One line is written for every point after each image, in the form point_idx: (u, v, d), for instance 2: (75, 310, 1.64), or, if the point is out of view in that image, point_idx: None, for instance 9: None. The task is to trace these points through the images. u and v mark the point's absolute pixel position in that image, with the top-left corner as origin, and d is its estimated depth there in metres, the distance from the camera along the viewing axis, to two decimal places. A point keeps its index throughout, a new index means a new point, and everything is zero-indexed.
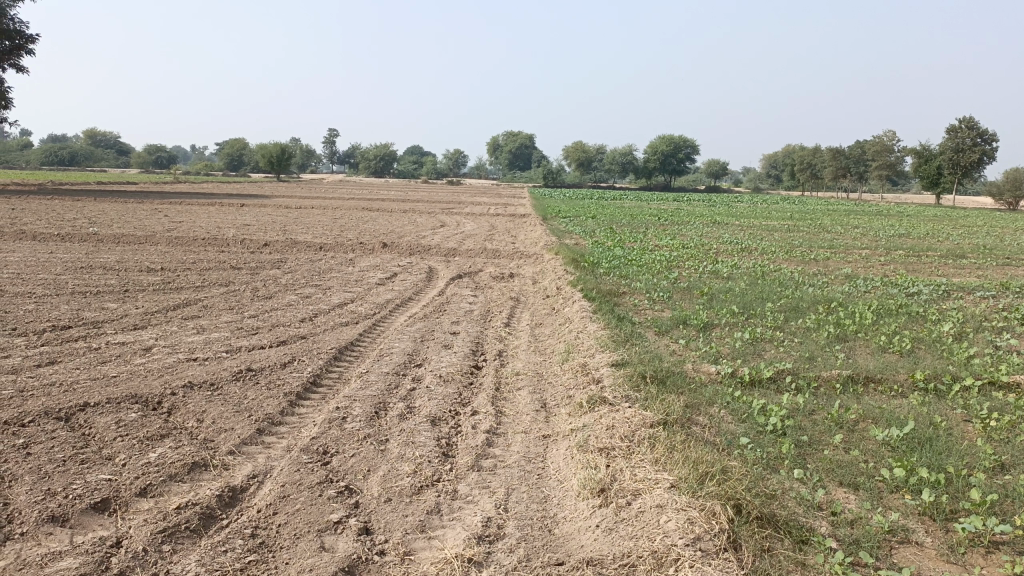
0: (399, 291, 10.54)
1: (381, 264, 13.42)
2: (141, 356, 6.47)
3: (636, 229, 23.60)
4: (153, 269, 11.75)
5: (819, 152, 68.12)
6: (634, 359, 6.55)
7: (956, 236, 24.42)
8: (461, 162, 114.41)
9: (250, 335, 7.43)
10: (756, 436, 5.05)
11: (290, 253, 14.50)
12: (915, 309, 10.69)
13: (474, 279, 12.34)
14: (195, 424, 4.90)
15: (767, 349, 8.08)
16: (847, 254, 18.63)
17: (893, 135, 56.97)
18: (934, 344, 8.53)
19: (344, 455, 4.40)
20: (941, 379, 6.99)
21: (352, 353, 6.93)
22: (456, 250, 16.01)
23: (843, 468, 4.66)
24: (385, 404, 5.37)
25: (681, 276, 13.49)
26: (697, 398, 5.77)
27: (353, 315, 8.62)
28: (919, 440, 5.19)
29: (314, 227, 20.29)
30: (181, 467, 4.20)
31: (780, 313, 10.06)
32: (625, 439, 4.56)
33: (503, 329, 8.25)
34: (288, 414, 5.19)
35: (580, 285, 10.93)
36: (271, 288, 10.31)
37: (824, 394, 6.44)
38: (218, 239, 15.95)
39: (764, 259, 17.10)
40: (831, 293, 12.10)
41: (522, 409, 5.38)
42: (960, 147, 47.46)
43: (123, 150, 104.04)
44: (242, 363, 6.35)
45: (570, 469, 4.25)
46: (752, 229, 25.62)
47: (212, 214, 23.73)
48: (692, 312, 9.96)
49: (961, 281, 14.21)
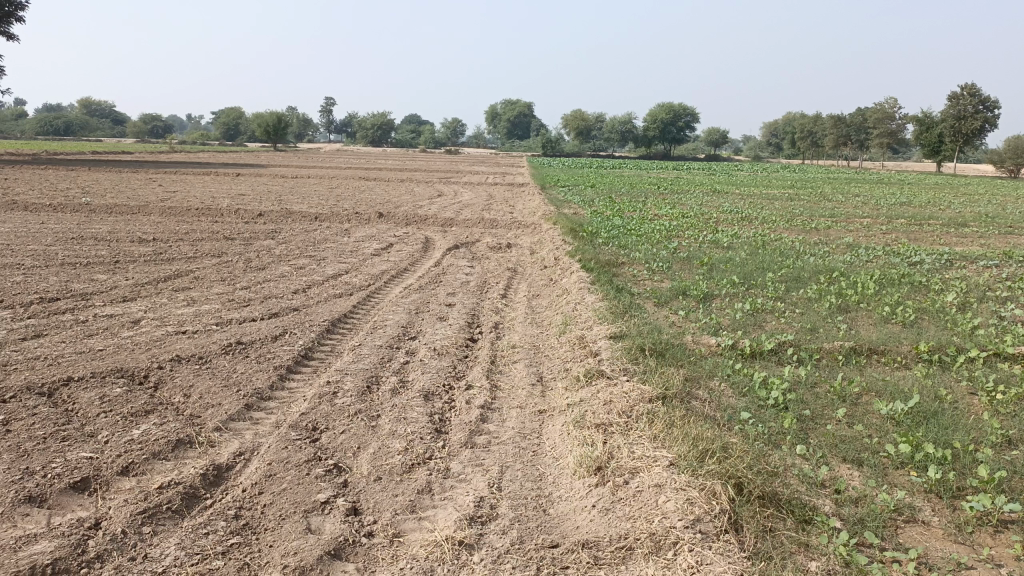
0: (394, 262, 10.38)
1: (376, 234, 13.24)
2: (129, 329, 6.33)
3: (635, 198, 23.34)
4: (145, 239, 11.56)
5: (821, 120, 67.49)
6: (633, 332, 6.40)
7: (958, 204, 24.19)
8: (459, 130, 113.45)
9: (241, 307, 7.28)
10: (758, 411, 4.93)
11: (284, 224, 14.31)
12: (918, 278, 10.55)
13: (471, 249, 12.17)
14: (182, 399, 4.76)
15: (768, 320, 7.95)
16: (849, 223, 18.44)
17: (895, 103, 56.35)
18: (938, 314, 8.40)
19: (334, 431, 4.27)
20: (946, 350, 6.87)
21: (345, 325, 6.79)
22: (453, 219, 15.80)
23: (846, 444, 4.55)
24: (377, 378, 5.23)
25: (681, 245, 13.32)
26: (697, 372, 5.64)
27: (347, 287, 8.46)
28: (925, 414, 5.08)
29: (310, 197, 20.05)
30: (165, 444, 4.08)
31: (781, 284, 9.91)
32: (623, 415, 4.44)
33: (500, 300, 8.10)
34: (278, 388, 5.05)
35: (578, 256, 10.76)
36: (265, 259, 10.14)
37: (827, 366, 6.33)
38: (212, 209, 15.73)
39: (765, 228, 16.91)
40: (832, 263, 11.94)
41: (517, 384, 5.25)
42: (963, 114, 46.95)
43: (118, 118, 103.09)
44: (233, 335, 6.20)
45: (566, 446, 4.13)
46: (753, 198, 25.37)
47: (207, 184, 23.45)
48: (692, 282, 9.81)
49: (965, 250, 14.05)
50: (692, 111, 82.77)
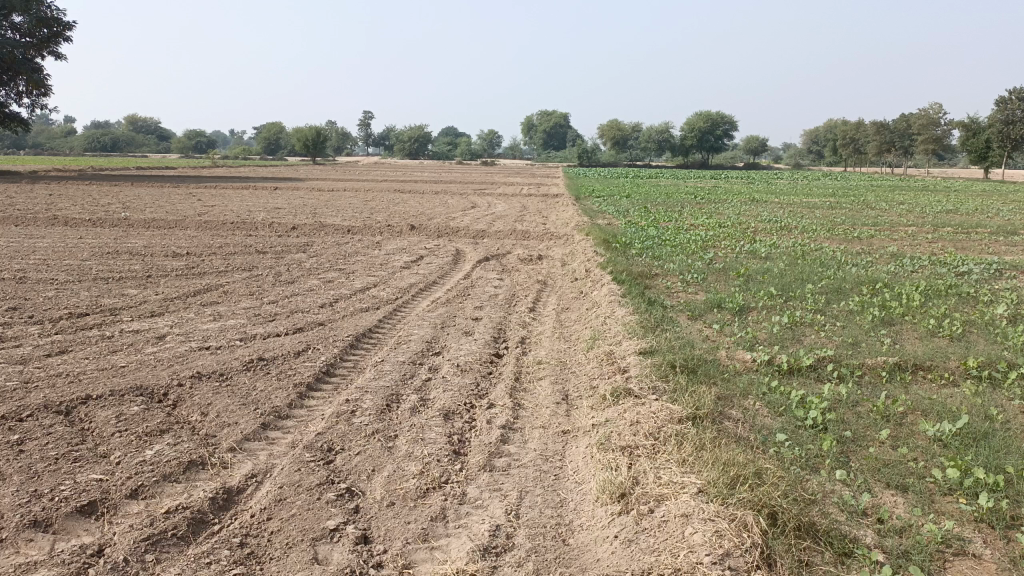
0: (423, 275, 10.27)
1: (407, 247, 13.17)
2: (153, 345, 6.29)
3: (671, 208, 23.01)
4: (178, 253, 11.62)
5: (862, 127, 66.22)
6: (664, 347, 6.18)
7: (1008, 211, 23.43)
8: (495, 142, 113.80)
9: (265, 322, 7.21)
10: (795, 432, 4.68)
11: (317, 237, 14.34)
12: (966, 289, 10.12)
13: (502, 261, 12.03)
14: (200, 418, 4.67)
15: (807, 334, 7.66)
16: (892, 232, 17.90)
17: (940, 108, 55.01)
18: (987, 327, 8.02)
19: (349, 452, 4.13)
20: (996, 366, 6.51)
21: (369, 340, 6.68)
22: (485, 231, 15.70)
23: (889, 468, 4.29)
24: (398, 396, 5.08)
25: (717, 256, 13.01)
26: (730, 390, 5.41)
27: (374, 301, 8.36)
28: (975, 436, 4.77)
29: (343, 209, 20.12)
30: (177, 466, 3.98)
31: (821, 295, 9.58)
32: (650, 437, 4.23)
33: (528, 314, 7.93)
34: (297, 406, 4.93)
35: (610, 267, 10.55)
36: (294, 273, 10.11)
37: (869, 383, 6.05)
38: (246, 223, 15.82)
39: (804, 237, 16.50)
40: (875, 273, 11.54)
41: (542, 402, 5.06)
42: (1011, 119, 45.63)
43: (161, 134, 105.35)
44: (255, 351, 6.12)
45: (589, 470, 3.94)
46: (793, 206, 24.86)
47: (245, 198, 23.74)
48: (727, 294, 9.53)
49: (1015, 259, 13.50)
50: (730, 119, 81.84)
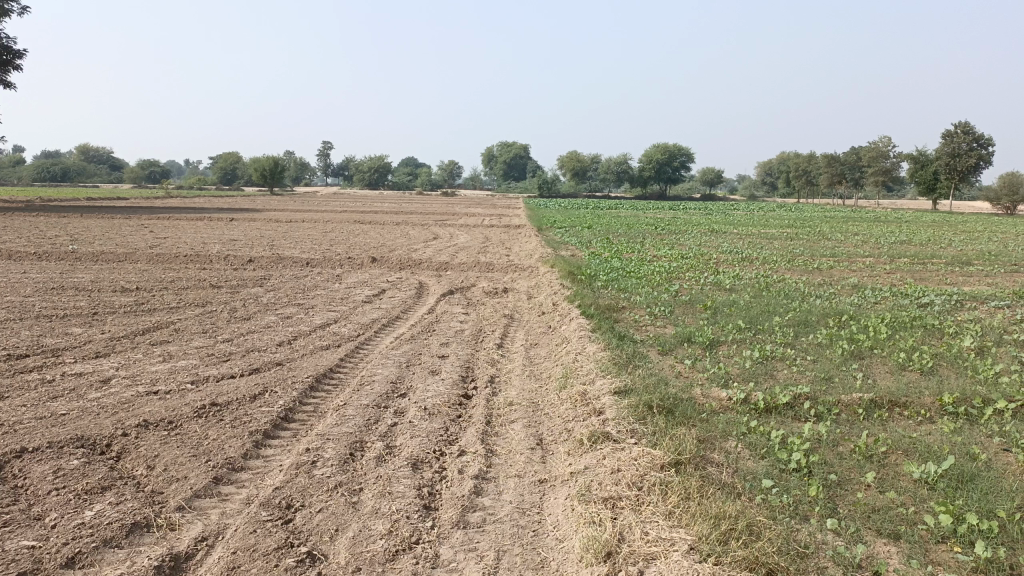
0: (386, 310, 9.97)
1: (368, 280, 12.86)
2: (97, 390, 5.87)
3: (633, 239, 23.05)
4: (128, 289, 11.14)
5: (814, 159, 67.82)
6: (639, 386, 5.97)
7: (959, 242, 24.02)
8: (455, 174, 113.92)
9: (219, 363, 6.82)
10: (780, 477, 4.49)
11: (275, 270, 13.94)
12: (930, 321, 10.16)
13: (466, 294, 11.78)
14: (146, 473, 4.31)
15: (779, 368, 7.54)
16: (851, 263, 18.09)
17: (889, 141, 56.65)
18: (957, 360, 7.99)
19: (310, 509, 3.82)
20: (971, 402, 6.43)
21: (331, 381, 6.36)
22: (448, 263, 15.44)
23: (879, 514, 4.11)
24: (362, 444, 4.77)
25: (682, 288, 12.94)
26: (710, 431, 5.21)
27: (335, 338, 8.03)
28: (961, 478, 4.63)
29: (302, 241, 19.73)
30: (119, 528, 3.62)
31: (789, 328, 9.51)
32: (633, 486, 4.00)
33: (496, 351, 7.67)
34: (252, 457, 4.60)
35: (577, 301, 10.38)
36: (251, 309, 9.72)
37: (847, 421, 5.90)
38: (200, 256, 15.33)
39: (766, 269, 16.58)
40: (839, 305, 11.56)
41: (516, 448, 4.79)
42: (956, 152, 47.09)
43: (114, 164, 103.34)
44: (208, 396, 5.75)
45: (571, 525, 3.68)
46: (752, 237, 25.12)
47: (200, 229, 23.16)
48: (696, 328, 9.41)
49: (973, 289, 13.68)
50: (686, 151, 83.17)
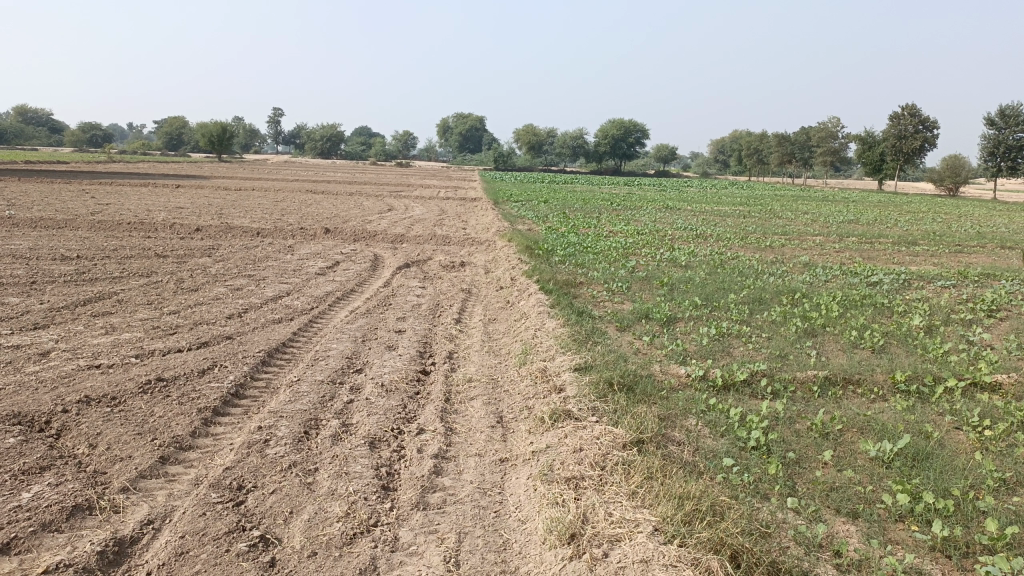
0: (340, 282, 9.75)
1: (321, 251, 12.57)
2: (35, 364, 5.59)
3: (589, 214, 23.03)
4: (67, 257, 10.69)
5: (766, 138, 68.69)
6: (599, 363, 5.91)
7: (905, 222, 24.56)
8: (409, 145, 112.54)
9: (166, 336, 6.56)
10: (741, 455, 4.48)
11: (224, 240, 13.54)
12: (880, 300, 10.33)
13: (423, 268, 11.60)
14: (88, 452, 4.11)
15: (736, 345, 7.57)
16: (802, 241, 18.35)
17: (838, 122, 57.57)
18: (906, 339, 8.13)
19: (263, 491, 3.68)
20: (922, 380, 6.54)
21: (283, 355, 6.17)
22: (403, 235, 15.20)
23: (837, 493, 4.13)
24: (317, 421, 4.62)
25: (638, 264, 12.95)
26: (670, 408, 5.18)
27: (288, 310, 7.81)
28: (916, 457, 4.68)
29: (252, 211, 19.22)
30: (58, 512, 3.42)
31: (745, 305, 9.57)
32: (596, 466, 3.94)
33: (454, 326, 7.54)
34: (200, 436, 4.42)
35: (535, 275, 10.30)
36: (199, 280, 9.41)
37: (803, 399, 5.95)
38: (145, 224, 14.80)
39: (720, 246, 16.70)
40: (792, 283, 11.69)
41: (475, 426, 4.70)
42: (903, 134, 48.07)
43: (54, 127, 99.47)
44: (153, 371, 5.52)
45: (534, 506, 3.61)
46: (706, 214, 25.31)
47: (144, 196, 22.39)
48: (653, 304, 9.42)
49: (920, 269, 13.97)
50: (642, 127, 83.43)
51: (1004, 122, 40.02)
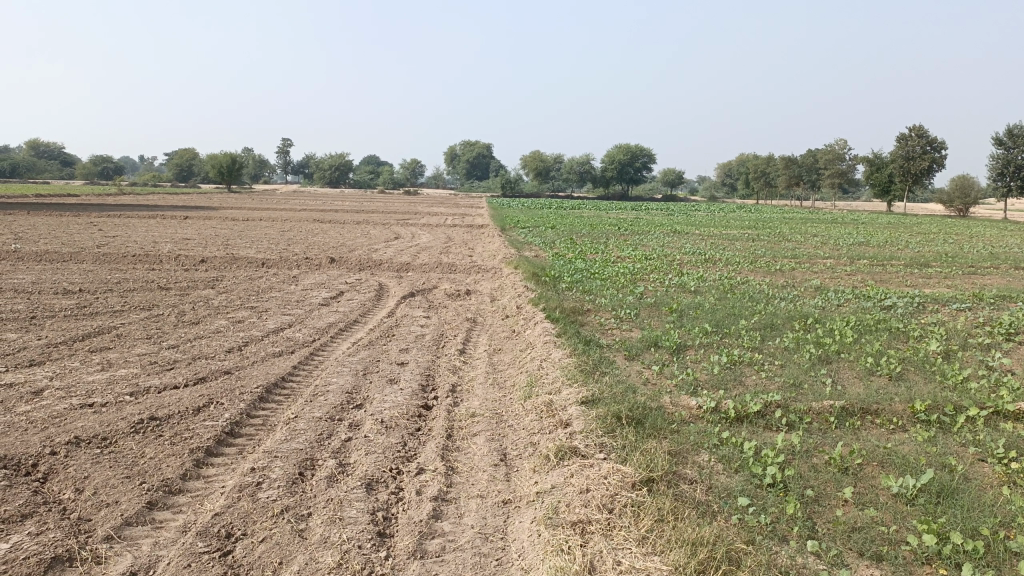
0: (344, 313, 9.61)
1: (326, 281, 12.45)
2: (27, 402, 5.44)
3: (596, 239, 22.89)
4: (70, 291, 10.60)
5: (773, 161, 68.67)
6: (606, 395, 5.72)
7: (916, 243, 24.31)
8: (417, 173, 113.17)
9: (163, 372, 6.41)
10: (756, 493, 4.27)
11: (228, 271, 13.46)
12: (895, 324, 10.09)
13: (428, 297, 11.45)
14: (73, 497, 3.93)
15: (748, 374, 7.37)
16: (812, 265, 18.11)
17: (845, 144, 57.51)
18: (924, 365, 7.90)
19: (252, 539, 3.50)
20: (943, 409, 6.30)
21: (282, 391, 6.00)
22: (409, 264, 15.09)
23: (859, 534, 3.91)
24: (312, 462, 4.44)
25: (647, 290, 12.77)
26: (682, 443, 4.98)
27: (289, 343, 7.65)
28: (941, 492, 4.45)
29: (259, 241, 19.18)
30: (36, 565, 3.24)
31: (756, 331, 9.37)
32: (604, 508, 3.74)
33: (458, 358, 7.37)
34: (191, 479, 4.24)
35: (541, 303, 10.13)
36: (201, 312, 9.29)
37: (820, 430, 5.73)
38: (150, 256, 14.74)
39: (730, 270, 16.51)
40: (804, 307, 11.48)
41: (478, 465, 4.51)
42: (910, 155, 47.92)
43: (66, 160, 100.58)
44: (147, 409, 5.36)
45: (538, 553, 3.42)
46: (714, 238, 25.13)
47: (151, 228, 22.42)
48: (662, 331, 9.23)
49: (934, 291, 13.73)
50: (648, 151, 83.57)
51: (1012, 142, 39.84)
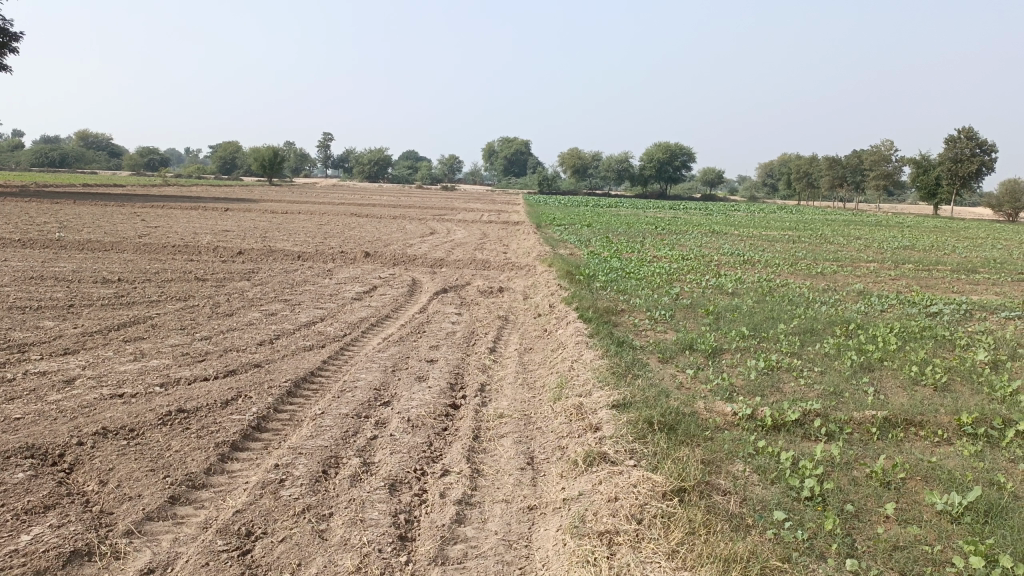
0: (376, 308, 9.57)
1: (359, 275, 12.46)
2: (59, 391, 5.47)
3: (633, 238, 22.65)
4: (109, 280, 10.73)
5: (816, 162, 67.45)
6: (638, 399, 5.57)
7: (963, 248, 23.67)
8: (455, 168, 113.51)
9: (193, 363, 6.42)
10: (793, 507, 4.11)
11: (264, 263, 13.56)
12: (941, 332, 9.76)
13: (461, 293, 11.40)
14: (97, 490, 3.92)
15: (786, 380, 7.16)
16: (855, 268, 17.68)
17: (890, 145, 56.31)
18: (971, 375, 7.61)
19: (272, 538, 3.44)
20: (991, 422, 6.03)
21: (310, 386, 5.96)
22: (443, 260, 15.05)
23: (901, 552, 3.73)
24: (336, 460, 4.37)
25: (683, 291, 12.56)
26: (715, 451, 4.82)
27: (320, 337, 7.63)
28: (989, 511, 4.24)
29: (295, 234, 19.35)
30: (55, 558, 3.22)
31: (795, 336, 9.13)
32: (632, 519, 3.62)
33: (489, 356, 7.27)
34: (214, 474, 4.21)
35: (575, 302, 10.00)
36: (234, 304, 9.33)
37: (860, 441, 5.52)
38: (189, 247, 14.90)
39: (769, 272, 16.20)
40: (846, 312, 11.19)
41: (504, 468, 4.41)
42: (958, 158, 46.69)
43: (112, 151, 102.78)
44: (175, 401, 5.34)
45: (562, 563, 3.31)
46: (753, 239, 24.74)
47: (192, 219, 22.73)
48: (698, 334, 9.03)
49: (982, 299, 13.29)
50: (687, 150, 82.66)
51: None
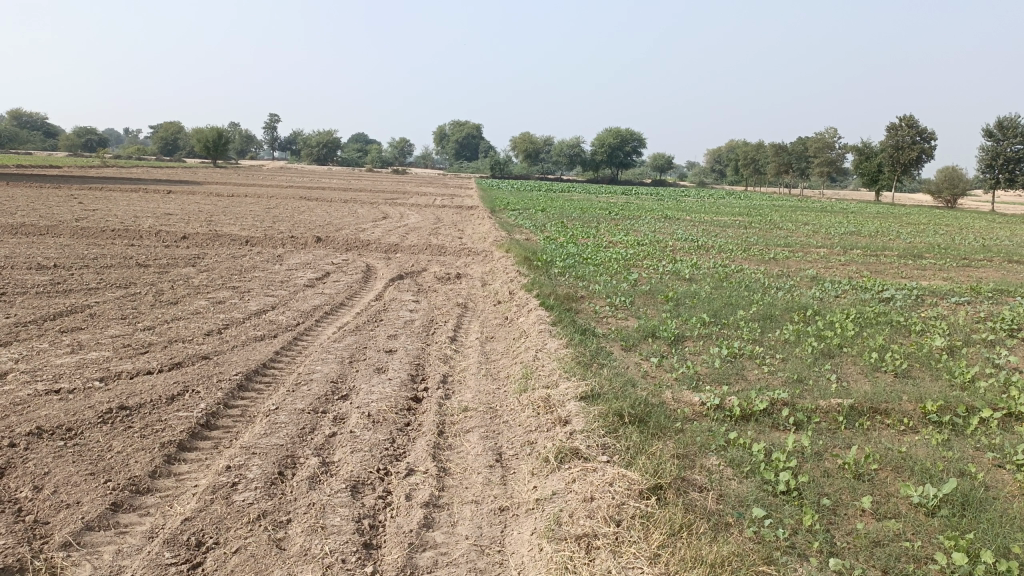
0: (330, 295, 9.24)
1: (312, 261, 12.06)
2: None
3: (588, 223, 22.55)
4: (44, 266, 10.14)
5: (763, 148, 68.44)
6: (607, 390, 5.41)
7: (907, 234, 24.20)
8: (406, 151, 112.22)
9: (136, 356, 6.04)
10: (770, 502, 3.99)
11: (210, 248, 13.05)
12: (895, 318, 9.83)
13: (417, 280, 11.11)
14: (30, 497, 3.58)
15: (749, 367, 7.09)
16: (805, 254, 17.87)
17: (836, 133, 57.36)
18: (930, 362, 7.63)
19: (225, 549, 3.17)
20: (954, 410, 6.03)
21: (263, 379, 5.65)
22: (397, 245, 14.71)
23: (881, 549, 3.64)
24: (294, 460, 4.11)
25: (641, 276, 12.47)
26: (688, 445, 4.68)
27: (272, 327, 7.29)
28: (964, 503, 4.18)
29: (244, 217, 18.77)
30: None
31: (755, 323, 9.09)
32: (611, 521, 3.45)
33: (449, 346, 7.04)
34: (160, 478, 3.90)
35: (534, 289, 9.81)
36: (179, 292, 8.89)
37: (828, 431, 5.45)
38: (130, 231, 14.23)
39: (723, 258, 16.24)
40: (801, 298, 11.23)
41: (472, 467, 4.20)
42: (900, 145, 47.79)
43: (49, 130, 98.96)
44: (117, 397, 4.99)
45: (540, 570, 3.13)
46: (705, 224, 24.90)
47: (133, 202, 21.86)
48: (659, 321, 8.92)
49: (931, 284, 13.50)
50: (638, 135, 83.01)
51: (1003, 134, 39.62)
